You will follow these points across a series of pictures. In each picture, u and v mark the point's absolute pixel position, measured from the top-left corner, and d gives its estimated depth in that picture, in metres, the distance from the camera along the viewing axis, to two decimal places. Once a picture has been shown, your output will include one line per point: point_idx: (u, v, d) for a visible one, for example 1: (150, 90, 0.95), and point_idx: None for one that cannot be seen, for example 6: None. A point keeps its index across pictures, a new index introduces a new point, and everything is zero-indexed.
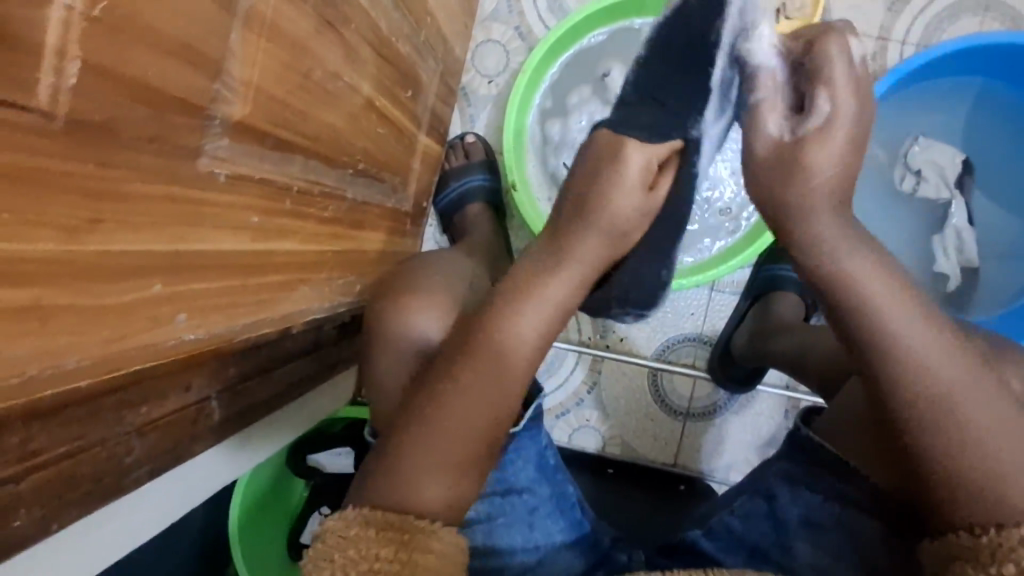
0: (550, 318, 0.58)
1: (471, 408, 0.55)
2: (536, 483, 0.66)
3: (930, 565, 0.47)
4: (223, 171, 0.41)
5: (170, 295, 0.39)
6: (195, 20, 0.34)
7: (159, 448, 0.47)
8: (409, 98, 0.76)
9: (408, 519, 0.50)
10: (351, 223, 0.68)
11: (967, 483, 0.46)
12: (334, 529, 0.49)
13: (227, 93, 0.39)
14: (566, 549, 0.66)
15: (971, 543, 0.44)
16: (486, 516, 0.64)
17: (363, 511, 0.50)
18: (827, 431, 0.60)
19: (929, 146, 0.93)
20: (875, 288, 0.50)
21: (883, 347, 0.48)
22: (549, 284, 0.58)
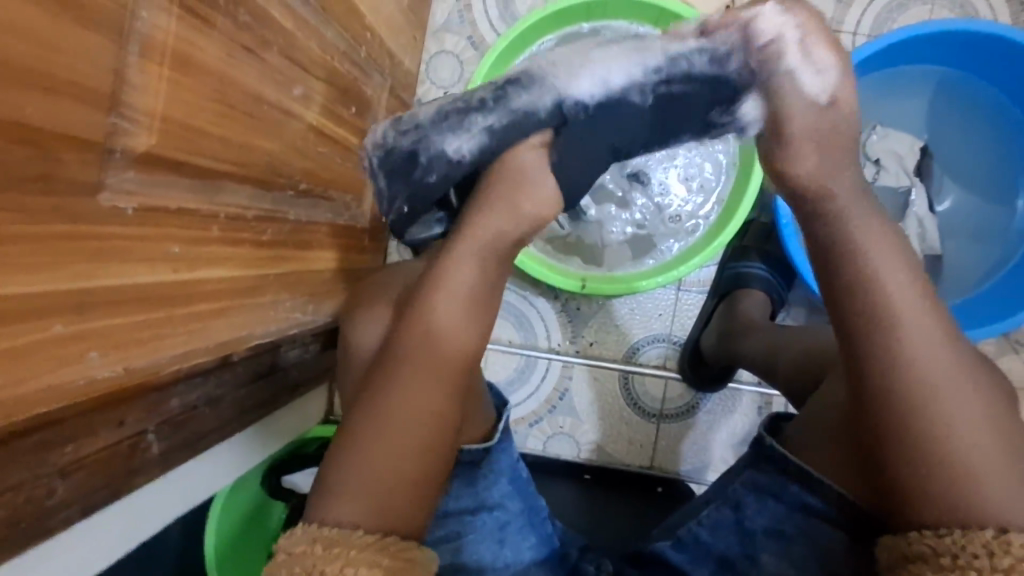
0: (467, 308, 0.54)
1: (394, 430, 0.51)
2: (508, 499, 0.65)
3: (884, 560, 0.47)
4: (132, 205, 0.41)
5: (77, 334, 0.38)
6: (78, 55, 0.34)
7: (86, 488, 0.46)
8: (354, 115, 0.76)
9: (357, 532, 0.48)
10: (296, 244, 0.67)
11: (935, 488, 0.45)
12: (284, 546, 0.48)
13: (128, 125, 0.39)
14: (536, 565, 0.65)
15: (936, 544, 0.44)
16: (454, 535, 0.62)
17: (309, 528, 0.48)
18: (795, 443, 0.58)
19: (886, 135, 0.93)
20: (890, 285, 0.47)
21: (872, 344, 0.47)
22: (453, 269, 0.54)
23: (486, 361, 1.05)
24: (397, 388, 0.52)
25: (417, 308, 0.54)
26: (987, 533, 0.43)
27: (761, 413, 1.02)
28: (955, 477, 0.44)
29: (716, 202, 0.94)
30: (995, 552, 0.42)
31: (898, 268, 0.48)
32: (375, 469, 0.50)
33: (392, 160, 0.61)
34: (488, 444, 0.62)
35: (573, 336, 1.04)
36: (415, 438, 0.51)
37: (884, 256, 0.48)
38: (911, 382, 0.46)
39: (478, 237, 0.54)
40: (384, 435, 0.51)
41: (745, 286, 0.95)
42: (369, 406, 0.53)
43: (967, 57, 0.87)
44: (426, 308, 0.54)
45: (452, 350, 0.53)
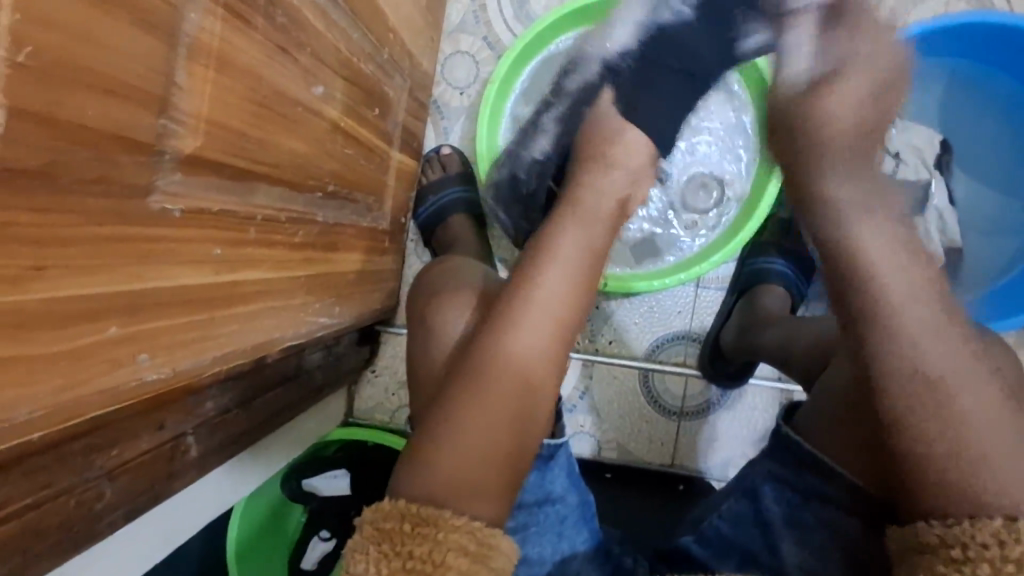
0: (571, 274, 0.61)
1: (490, 415, 0.53)
2: (569, 492, 0.65)
3: (896, 549, 0.49)
4: (178, 207, 0.41)
5: (129, 336, 0.38)
6: (132, 58, 0.34)
7: (134, 491, 0.46)
8: (377, 116, 0.76)
9: (444, 514, 0.48)
10: (324, 246, 0.68)
11: (943, 476, 0.46)
12: (372, 521, 0.48)
13: (176, 127, 0.39)
14: (587, 559, 0.64)
15: (945, 534, 0.45)
16: (521, 525, 0.62)
17: (399, 503, 0.49)
18: (804, 428, 0.59)
19: (905, 129, 0.93)
20: (894, 280, 0.51)
21: (887, 326, 0.50)
22: (562, 239, 0.63)
23: None
24: (506, 344, 0.56)
25: (532, 267, 0.61)
26: (997, 521, 0.43)
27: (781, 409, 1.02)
28: (961, 469, 0.46)
29: (733, 198, 0.95)
30: (1005, 542, 0.43)
31: (910, 278, 0.51)
32: (469, 452, 0.52)
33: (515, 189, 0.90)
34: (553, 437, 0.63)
35: (593, 334, 1.04)
36: (504, 427, 0.54)
37: (884, 250, 0.53)
38: (922, 373, 0.48)
39: (587, 203, 0.67)
40: (478, 411, 0.53)
41: (765, 282, 0.96)
42: (454, 399, 0.54)
43: (984, 50, 0.88)
44: (512, 311, 0.58)
45: (533, 356, 0.57)
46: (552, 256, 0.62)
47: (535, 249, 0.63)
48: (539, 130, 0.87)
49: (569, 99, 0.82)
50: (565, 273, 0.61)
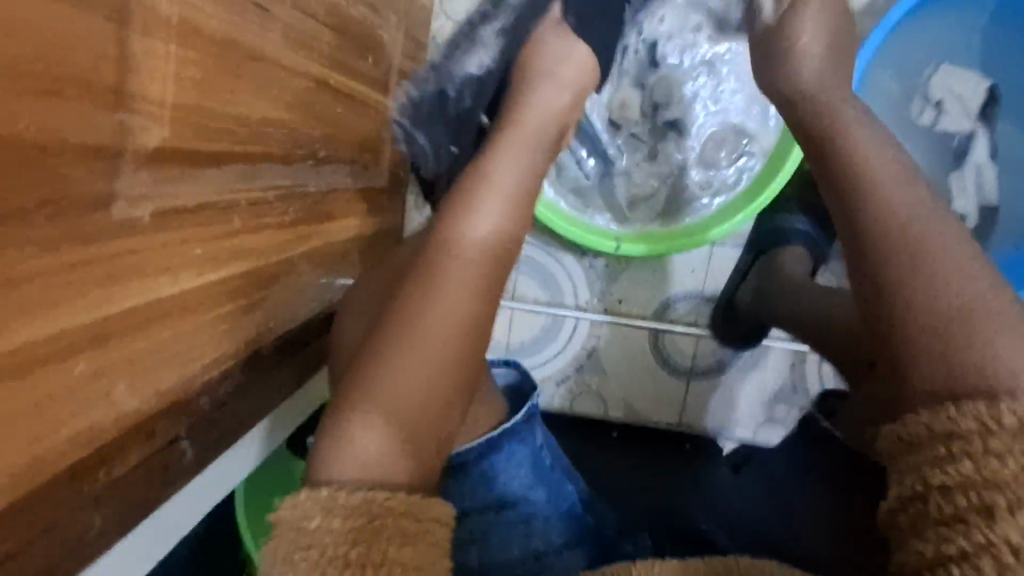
0: (507, 209, 0.54)
1: (412, 355, 0.45)
2: (530, 489, 0.59)
3: (887, 454, 0.37)
4: (149, 211, 0.35)
5: (102, 368, 0.34)
6: (71, 48, 0.28)
7: (126, 511, 0.42)
8: (370, 65, 0.68)
9: (374, 499, 0.38)
10: (318, 217, 0.62)
11: (932, 358, 0.37)
12: (289, 521, 0.37)
13: (137, 121, 0.33)
14: (569, 550, 0.59)
15: (930, 424, 0.35)
16: (474, 535, 0.56)
17: (321, 494, 0.38)
18: (844, 418, 0.57)
19: (950, 74, 0.84)
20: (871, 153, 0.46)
21: (867, 191, 0.44)
22: (495, 168, 0.56)
23: (511, 321, 1.01)
24: (442, 269, 0.49)
25: (462, 202, 0.54)
26: (980, 402, 0.33)
27: (794, 370, 1.00)
28: (957, 353, 0.36)
29: (760, 150, 0.86)
30: (989, 419, 0.33)
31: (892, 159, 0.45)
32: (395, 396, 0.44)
33: (420, 111, 0.76)
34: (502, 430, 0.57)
35: (602, 293, 1.00)
36: (432, 372, 0.45)
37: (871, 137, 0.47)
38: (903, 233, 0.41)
39: (529, 129, 0.60)
40: (395, 337, 0.46)
41: (786, 243, 0.90)
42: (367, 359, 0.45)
43: None
44: (435, 266, 0.49)
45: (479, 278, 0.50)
46: (482, 184, 0.55)
47: (465, 181, 0.55)
48: (475, 43, 0.72)
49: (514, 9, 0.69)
50: (504, 208, 0.54)
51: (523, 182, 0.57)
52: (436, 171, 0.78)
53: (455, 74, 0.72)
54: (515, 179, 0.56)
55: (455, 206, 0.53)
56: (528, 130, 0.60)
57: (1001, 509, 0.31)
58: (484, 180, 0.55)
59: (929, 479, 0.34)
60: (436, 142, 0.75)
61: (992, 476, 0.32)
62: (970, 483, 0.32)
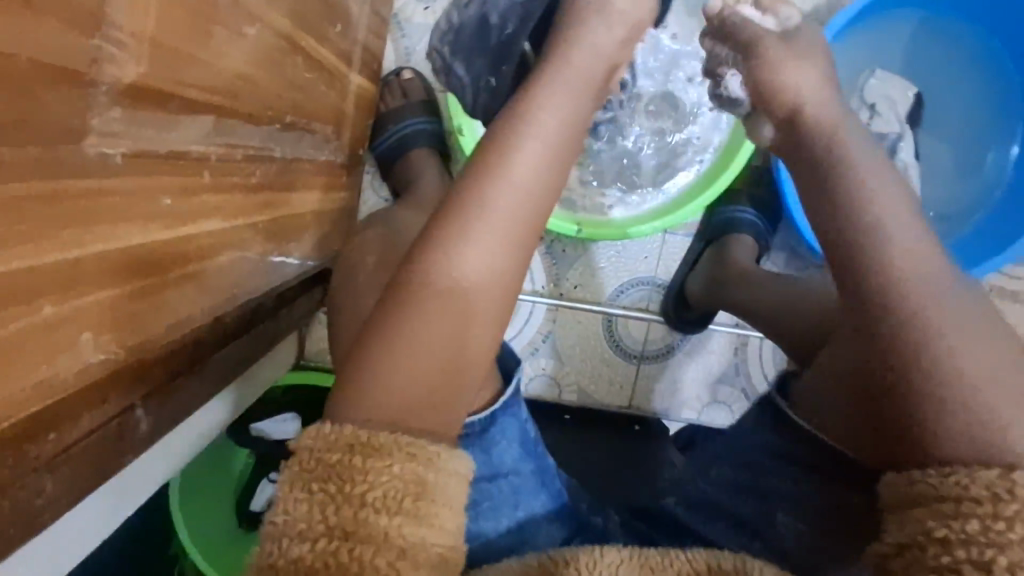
0: (549, 161, 0.49)
1: (443, 321, 0.43)
2: (521, 462, 0.60)
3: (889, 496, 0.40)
4: (120, 151, 0.33)
5: (66, 316, 0.31)
6: None
7: (75, 482, 0.40)
8: (338, 35, 0.66)
9: (398, 441, 0.38)
10: (282, 185, 0.59)
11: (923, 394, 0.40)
12: (314, 453, 0.38)
13: (116, 51, 0.31)
14: (549, 521, 0.60)
15: (937, 482, 0.37)
16: (473, 504, 0.56)
17: (345, 431, 0.38)
18: (804, 401, 0.57)
19: (885, 80, 0.92)
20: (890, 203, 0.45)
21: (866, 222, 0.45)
22: (539, 112, 0.50)
23: None
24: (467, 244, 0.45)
25: (494, 158, 0.48)
26: (991, 471, 0.36)
27: (738, 354, 1.05)
28: (969, 414, 0.39)
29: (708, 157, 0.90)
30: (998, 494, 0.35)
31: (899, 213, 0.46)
32: (405, 376, 0.42)
33: (462, 35, 0.71)
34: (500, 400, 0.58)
35: (558, 279, 1.02)
36: (448, 337, 0.44)
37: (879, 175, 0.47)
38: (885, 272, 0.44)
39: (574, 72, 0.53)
40: (430, 308, 0.43)
41: (734, 232, 0.95)
42: (392, 311, 0.44)
43: None
44: (459, 227, 0.46)
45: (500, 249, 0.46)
46: (525, 133, 0.49)
47: (507, 115, 0.50)
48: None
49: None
50: (542, 165, 0.49)
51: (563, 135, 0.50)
52: (471, 107, 0.74)
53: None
54: (559, 123, 0.50)
55: (493, 153, 0.48)
56: (576, 75, 0.53)
57: (1000, 567, 0.32)
58: (526, 122, 0.49)
59: (931, 531, 0.36)
60: (477, 73, 0.71)
61: (995, 537, 0.33)
62: (987, 541, 0.33)
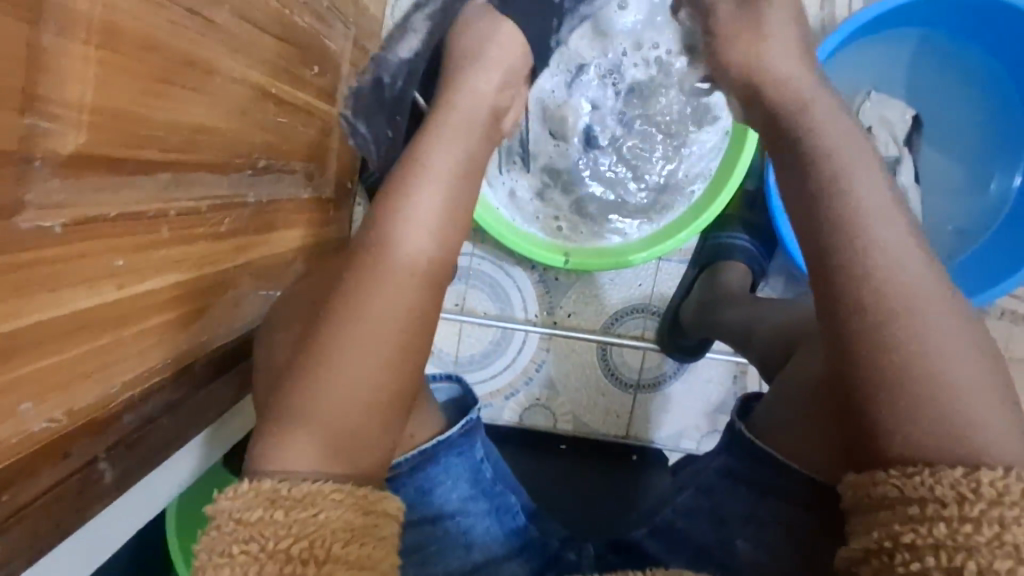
0: (449, 193, 0.52)
1: (355, 369, 0.45)
2: (470, 502, 0.61)
3: (852, 501, 0.42)
4: (61, 220, 0.34)
5: (1, 388, 0.32)
6: None
7: (32, 538, 0.39)
8: (316, 75, 0.66)
9: (323, 488, 0.41)
10: (258, 227, 0.60)
11: (903, 407, 0.40)
12: (231, 511, 0.40)
13: (50, 124, 0.32)
14: (508, 560, 0.60)
15: (903, 485, 0.39)
16: (416, 547, 0.58)
17: (264, 486, 0.41)
18: (767, 433, 0.57)
19: (880, 101, 0.90)
20: (869, 207, 0.45)
21: (854, 238, 0.44)
22: (432, 153, 0.53)
23: (460, 334, 1.01)
24: (373, 292, 0.47)
25: (390, 201, 0.51)
26: (956, 471, 0.38)
27: (736, 381, 1.03)
28: (942, 408, 0.40)
29: (697, 178, 0.88)
30: (966, 497, 0.37)
31: (899, 229, 0.45)
32: (336, 412, 0.45)
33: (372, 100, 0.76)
34: (440, 439, 0.59)
35: (551, 307, 1.01)
36: (379, 368, 0.46)
37: (873, 193, 0.45)
38: (877, 286, 0.43)
39: (466, 113, 0.57)
40: (347, 352, 0.46)
41: (727, 258, 0.93)
42: (312, 359, 0.46)
43: (959, 16, 0.86)
44: (361, 275, 0.48)
45: (410, 283, 0.48)
46: (423, 175, 0.52)
47: (404, 162, 0.53)
48: (408, 30, 0.74)
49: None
50: (444, 201, 0.52)
51: (462, 171, 0.54)
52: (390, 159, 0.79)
53: (392, 62, 0.75)
54: (454, 163, 0.53)
55: (392, 195, 0.51)
56: (462, 115, 0.56)
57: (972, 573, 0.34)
58: (420, 171, 0.52)
59: (898, 537, 0.38)
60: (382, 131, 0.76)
61: (965, 542, 0.36)
62: (957, 546, 0.36)
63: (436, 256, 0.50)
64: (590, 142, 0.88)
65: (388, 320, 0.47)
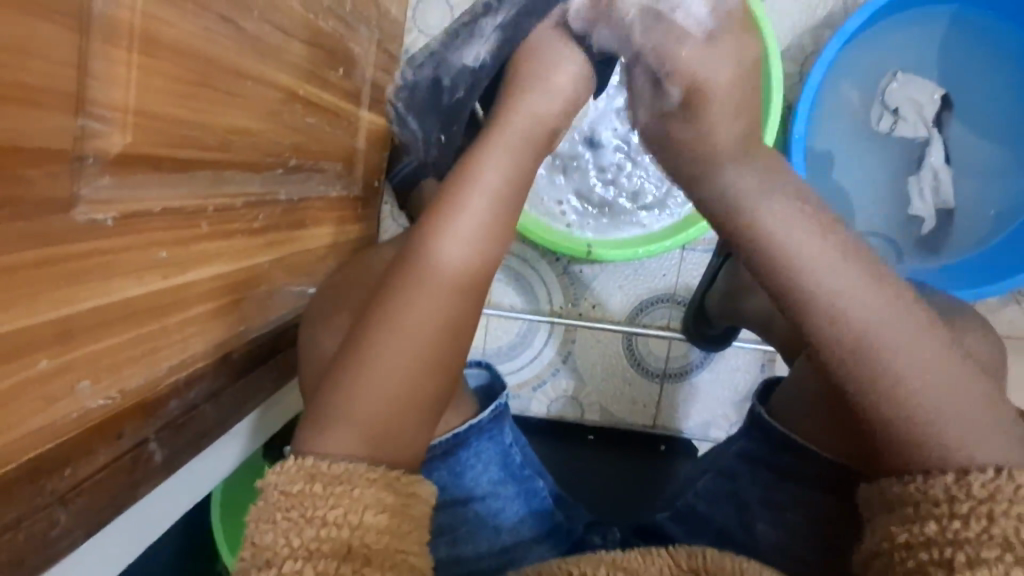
0: (498, 206, 0.52)
1: (395, 364, 0.47)
2: (500, 485, 0.62)
3: (863, 504, 0.44)
4: (111, 214, 0.37)
5: (62, 366, 0.36)
6: (42, 58, 0.30)
7: (93, 510, 0.42)
8: (341, 76, 0.69)
9: (358, 469, 0.43)
10: (289, 224, 0.63)
11: (895, 424, 0.41)
12: (277, 485, 0.43)
13: (100, 126, 0.35)
14: (536, 544, 0.61)
15: (902, 492, 0.40)
16: (447, 527, 0.60)
17: (306, 463, 0.44)
18: (785, 416, 0.57)
19: (906, 83, 0.88)
20: (799, 240, 0.43)
21: (798, 278, 0.43)
22: (484, 169, 0.52)
23: (487, 327, 1.02)
24: (413, 299, 0.48)
25: (441, 217, 0.50)
26: (947, 476, 0.39)
27: (764, 369, 1.02)
28: (927, 415, 0.40)
29: None
30: (955, 496, 0.38)
31: (833, 254, 0.43)
32: (372, 407, 0.46)
33: (420, 94, 0.70)
34: (472, 423, 0.60)
35: (575, 298, 1.02)
36: (417, 366, 0.47)
37: (798, 223, 0.44)
38: (842, 323, 0.41)
39: (520, 129, 0.55)
40: (390, 349, 0.47)
41: None
42: (348, 356, 0.48)
43: None
44: (408, 284, 0.48)
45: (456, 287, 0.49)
46: (471, 189, 0.51)
47: (452, 176, 0.53)
48: (475, 35, 0.67)
49: (514, 8, 0.64)
50: (490, 214, 0.51)
51: (515, 186, 0.53)
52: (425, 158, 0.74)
53: (451, 65, 0.67)
54: (503, 178, 0.53)
55: (442, 207, 0.51)
56: (518, 131, 0.55)
57: (960, 564, 0.35)
58: (469, 183, 0.52)
59: (895, 537, 0.39)
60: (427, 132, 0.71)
61: (954, 537, 0.36)
62: (946, 541, 0.36)
63: (476, 268, 0.50)
64: (593, 146, 0.89)
65: (428, 325, 0.48)
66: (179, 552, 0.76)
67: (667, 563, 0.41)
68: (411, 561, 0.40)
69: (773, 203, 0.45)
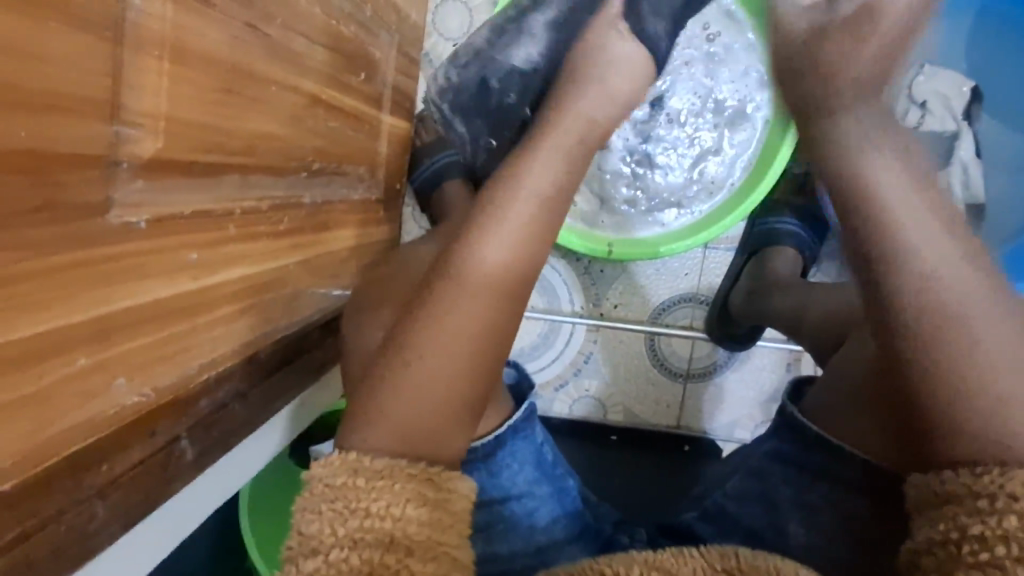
0: (537, 208, 0.53)
1: (430, 357, 0.48)
2: (536, 484, 0.63)
3: (914, 497, 0.41)
4: (143, 217, 0.38)
5: (97, 365, 0.37)
6: (76, 66, 0.32)
7: (127, 505, 0.43)
8: (362, 81, 0.70)
9: (397, 464, 0.44)
10: (314, 226, 0.64)
11: (961, 404, 0.39)
12: (321, 477, 0.43)
13: (131, 132, 0.36)
14: (570, 544, 0.61)
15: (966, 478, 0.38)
16: (485, 524, 0.60)
17: (348, 457, 0.44)
18: (821, 417, 0.57)
19: (933, 75, 0.86)
20: (904, 209, 0.44)
21: (892, 243, 0.44)
22: (532, 169, 0.54)
23: None
24: (450, 293, 0.49)
25: (480, 225, 0.52)
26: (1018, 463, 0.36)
27: (790, 369, 1.01)
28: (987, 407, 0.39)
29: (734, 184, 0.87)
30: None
31: (933, 233, 0.43)
32: (406, 402, 0.47)
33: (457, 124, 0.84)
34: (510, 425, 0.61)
35: (597, 299, 1.01)
36: (459, 361, 0.48)
37: (902, 190, 0.45)
38: (927, 301, 0.41)
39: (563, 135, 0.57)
40: (427, 342, 0.48)
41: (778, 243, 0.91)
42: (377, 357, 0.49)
43: None
44: (449, 279, 0.49)
45: (496, 279, 0.50)
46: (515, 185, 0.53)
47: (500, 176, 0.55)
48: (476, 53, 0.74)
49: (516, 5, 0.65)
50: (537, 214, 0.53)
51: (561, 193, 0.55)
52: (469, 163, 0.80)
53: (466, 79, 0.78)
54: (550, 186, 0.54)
55: (485, 210, 0.52)
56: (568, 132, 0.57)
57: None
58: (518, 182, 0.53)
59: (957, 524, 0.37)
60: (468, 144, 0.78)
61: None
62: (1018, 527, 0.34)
63: (510, 267, 0.51)
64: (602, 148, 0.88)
65: (468, 320, 0.48)
66: (209, 549, 0.77)
67: (702, 565, 0.40)
68: (453, 555, 0.41)
69: (883, 166, 0.47)
